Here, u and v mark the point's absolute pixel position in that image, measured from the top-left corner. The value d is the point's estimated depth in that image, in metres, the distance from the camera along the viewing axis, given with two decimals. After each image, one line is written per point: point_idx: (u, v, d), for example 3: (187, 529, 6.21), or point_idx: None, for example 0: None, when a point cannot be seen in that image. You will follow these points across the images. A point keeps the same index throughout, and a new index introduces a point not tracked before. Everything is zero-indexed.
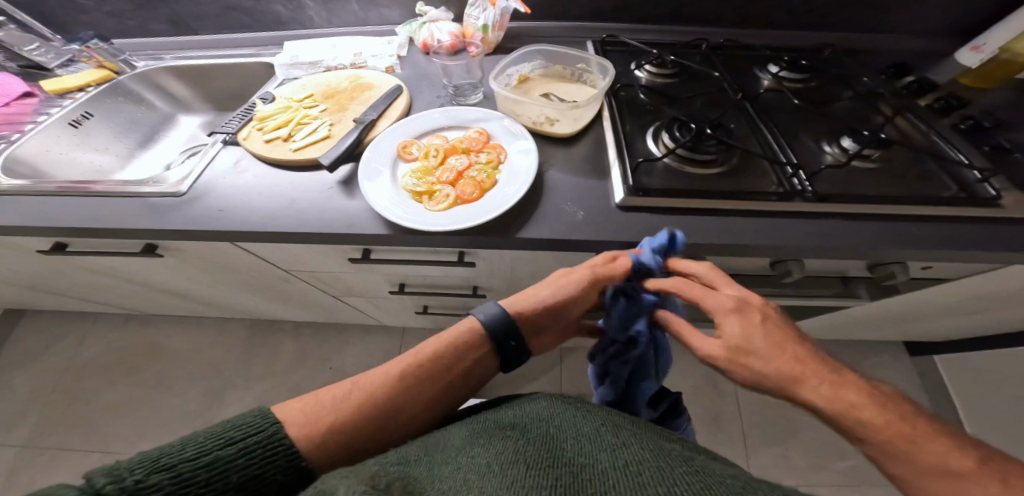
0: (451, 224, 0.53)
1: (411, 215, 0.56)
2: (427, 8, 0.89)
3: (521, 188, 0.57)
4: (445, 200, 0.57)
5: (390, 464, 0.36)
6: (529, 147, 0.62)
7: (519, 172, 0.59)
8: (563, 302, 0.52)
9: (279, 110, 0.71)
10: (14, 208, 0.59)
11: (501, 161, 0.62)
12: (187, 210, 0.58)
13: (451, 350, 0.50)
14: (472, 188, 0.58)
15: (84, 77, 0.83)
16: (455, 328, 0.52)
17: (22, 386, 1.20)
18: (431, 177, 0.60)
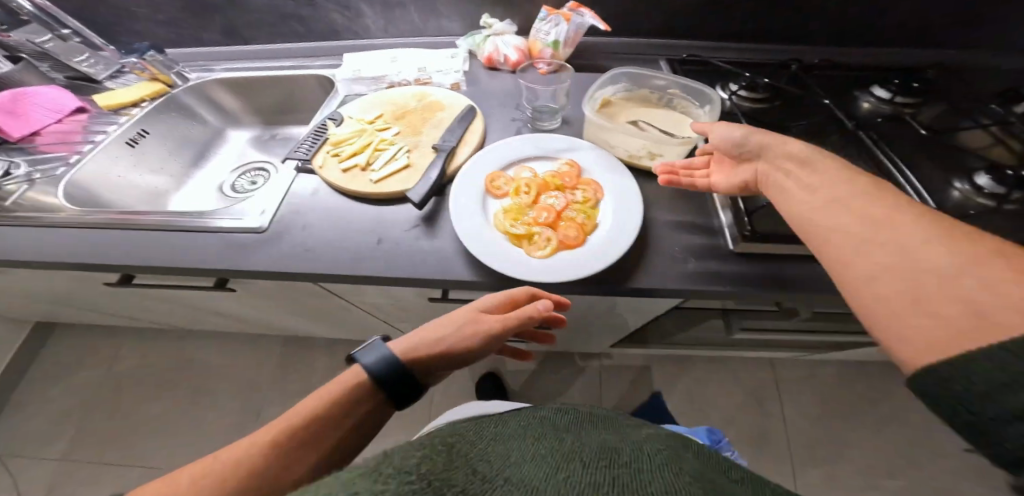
0: (562, 275, 0.50)
1: (512, 261, 0.53)
2: (491, 20, 0.83)
3: (628, 233, 0.54)
4: (548, 245, 0.54)
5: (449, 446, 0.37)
6: (630, 186, 0.59)
7: (620, 214, 0.56)
8: (458, 346, 0.47)
9: (353, 134, 0.66)
10: (89, 244, 0.57)
11: (598, 200, 0.58)
12: (272, 249, 0.55)
13: (328, 406, 0.41)
14: (575, 231, 0.55)
15: (137, 91, 0.80)
16: (331, 384, 0.43)
17: (54, 400, 1.16)
18: (527, 217, 0.57)
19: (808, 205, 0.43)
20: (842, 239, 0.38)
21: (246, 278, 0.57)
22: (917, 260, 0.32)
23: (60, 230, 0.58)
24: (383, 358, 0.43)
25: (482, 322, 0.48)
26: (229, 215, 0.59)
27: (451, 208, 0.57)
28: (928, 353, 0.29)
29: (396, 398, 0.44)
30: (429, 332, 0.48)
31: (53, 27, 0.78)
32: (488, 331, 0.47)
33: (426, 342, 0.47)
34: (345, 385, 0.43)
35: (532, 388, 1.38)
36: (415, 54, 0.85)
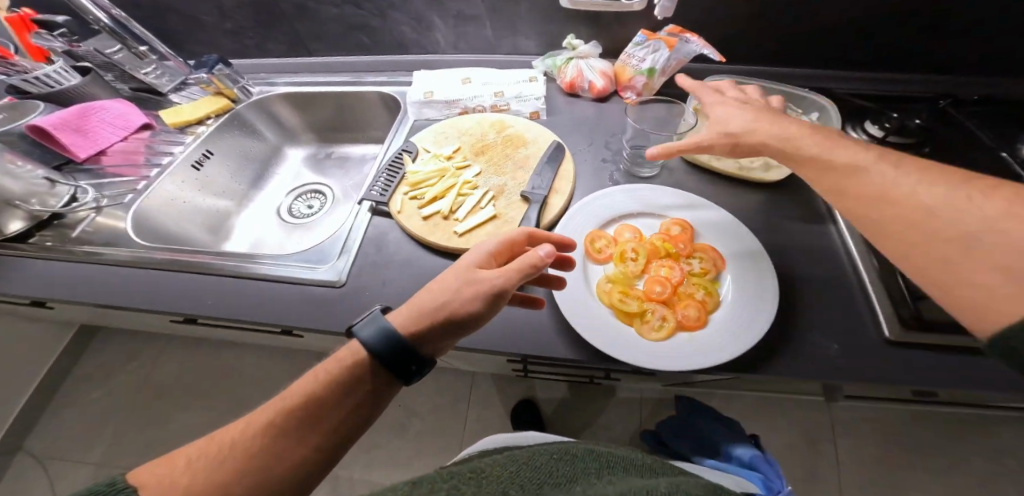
0: (688, 363, 0.44)
1: (624, 342, 0.47)
2: (575, 41, 0.74)
3: (763, 317, 0.46)
4: (664, 327, 0.48)
5: (486, 485, 0.34)
6: (760, 258, 0.51)
7: (746, 291, 0.49)
8: (460, 305, 0.37)
9: (433, 175, 0.60)
10: (160, 289, 0.53)
11: (718, 270, 0.52)
12: (352, 308, 0.50)
13: (322, 383, 0.34)
14: (695, 311, 0.49)
15: (203, 107, 0.77)
16: (328, 361, 0.36)
17: (99, 402, 1.18)
18: (636, 291, 0.51)
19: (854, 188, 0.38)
20: (907, 223, 0.34)
21: (318, 335, 0.52)
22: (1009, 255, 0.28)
23: (132, 269, 0.55)
24: (381, 328, 0.35)
25: (487, 274, 0.38)
26: (303, 264, 0.54)
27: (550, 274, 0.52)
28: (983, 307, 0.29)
29: (396, 373, 0.35)
30: (426, 295, 0.38)
31: (130, 43, 0.70)
32: (497, 283, 0.37)
33: (424, 308, 0.36)
34: (342, 364, 0.35)
35: (569, 417, 1.27)
36: (489, 75, 0.78)
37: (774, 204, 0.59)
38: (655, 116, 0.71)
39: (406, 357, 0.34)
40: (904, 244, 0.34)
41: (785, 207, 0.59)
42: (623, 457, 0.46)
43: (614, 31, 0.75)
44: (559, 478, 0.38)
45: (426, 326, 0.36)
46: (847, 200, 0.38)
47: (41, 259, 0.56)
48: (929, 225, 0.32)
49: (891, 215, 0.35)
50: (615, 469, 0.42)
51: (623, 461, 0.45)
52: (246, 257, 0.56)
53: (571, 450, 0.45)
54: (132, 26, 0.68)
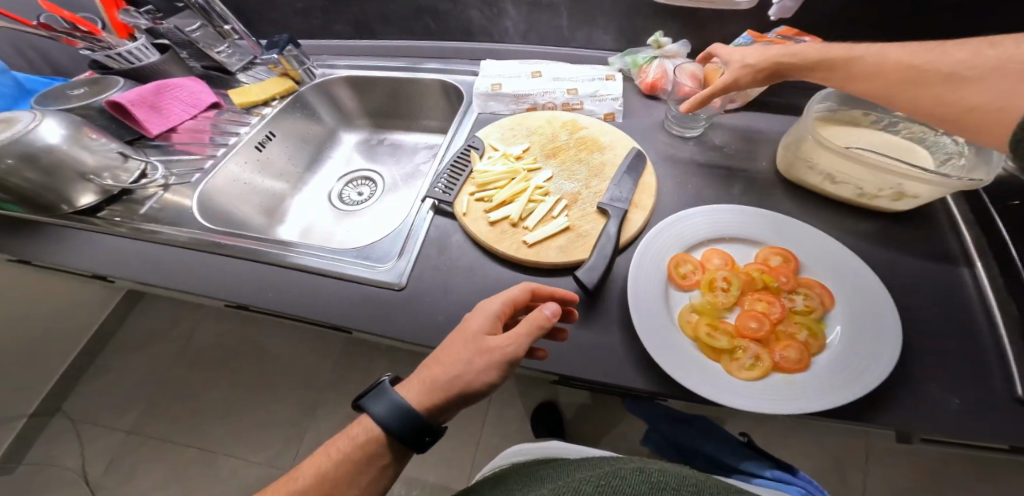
0: (792, 411, 0.38)
1: (712, 381, 0.41)
2: (663, 39, 0.68)
3: (880, 365, 0.39)
4: (757, 368, 0.42)
5: None
6: (881, 300, 0.44)
7: (864, 339, 0.42)
8: (470, 381, 0.36)
9: (503, 177, 0.56)
10: (220, 275, 0.52)
11: (824, 312, 0.45)
12: (410, 315, 0.47)
13: (331, 464, 0.36)
14: (797, 353, 0.42)
15: (269, 88, 0.75)
16: (340, 438, 0.38)
17: (143, 364, 1.24)
18: (727, 326, 0.45)
19: (901, 72, 0.41)
20: (909, 84, 0.40)
21: (372, 337, 0.49)
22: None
23: (195, 252, 0.54)
24: (390, 408, 0.36)
25: (490, 346, 0.36)
26: (360, 262, 0.51)
27: (629, 294, 0.46)
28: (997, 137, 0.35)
29: (410, 445, 0.37)
30: (435, 367, 0.37)
31: (214, 21, 0.69)
32: (498, 360, 0.36)
33: (431, 385, 0.36)
34: (353, 442, 0.38)
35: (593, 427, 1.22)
36: (561, 69, 0.72)
37: (890, 237, 0.51)
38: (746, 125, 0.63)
39: (419, 434, 0.36)
40: (917, 102, 0.40)
41: (902, 240, 0.51)
42: (694, 477, 0.33)
43: (706, 27, 0.68)
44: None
45: (440, 400, 0.36)
46: (860, 84, 0.43)
47: (112, 236, 0.56)
48: (932, 82, 0.39)
49: (900, 82, 0.41)
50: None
51: (694, 487, 0.32)
52: (303, 249, 0.54)
53: (617, 472, 0.33)
54: (217, 7, 0.67)
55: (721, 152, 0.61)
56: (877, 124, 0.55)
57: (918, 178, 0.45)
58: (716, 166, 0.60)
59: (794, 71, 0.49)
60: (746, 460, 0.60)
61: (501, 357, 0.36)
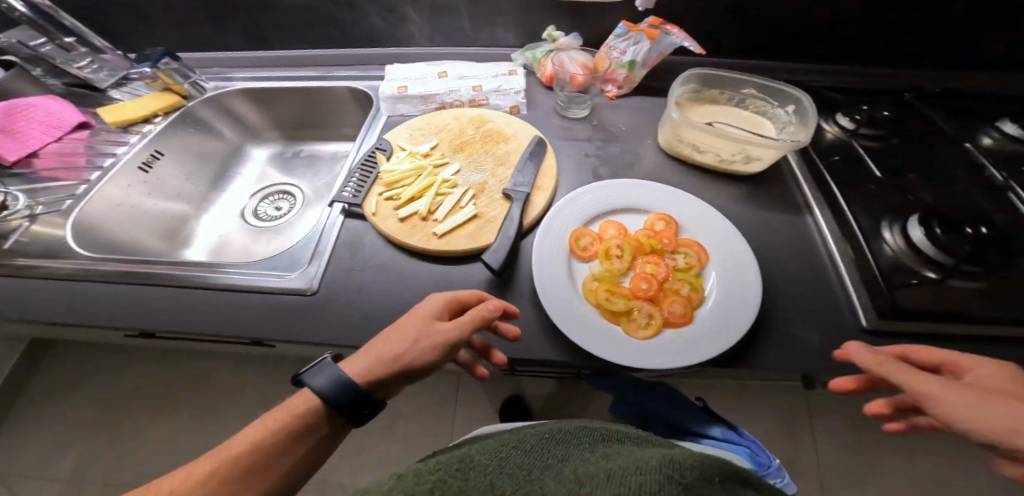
0: (677, 362, 0.43)
1: (611, 344, 0.45)
2: (557, 33, 0.73)
3: (747, 310, 0.46)
4: (649, 325, 0.47)
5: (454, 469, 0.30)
6: (742, 249, 0.51)
7: (733, 286, 0.49)
8: (418, 363, 0.37)
9: (409, 173, 0.57)
10: (113, 305, 0.49)
11: (703, 267, 0.51)
12: (326, 318, 0.47)
13: (270, 430, 0.34)
14: (682, 307, 0.48)
15: (149, 104, 0.72)
16: (276, 409, 0.36)
17: (52, 425, 1.08)
18: (623, 289, 0.50)
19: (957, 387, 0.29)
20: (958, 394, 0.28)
21: (291, 346, 0.49)
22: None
23: (74, 283, 0.50)
24: (334, 383, 0.35)
25: (440, 332, 0.38)
26: (269, 272, 0.50)
27: (534, 273, 0.50)
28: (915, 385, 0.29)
29: (350, 419, 0.36)
30: (382, 345, 0.37)
31: (51, 31, 0.67)
32: (448, 345, 0.38)
33: (373, 359, 0.36)
34: (291, 411, 0.35)
35: (555, 411, 1.25)
36: (466, 68, 0.74)
37: (754, 198, 0.59)
38: (632, 112, 0.71)
39: (362, 409, 0.35)
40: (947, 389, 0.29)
41: (762, 196, 0.59)
42: (629, 432, 0.39)
43: (592, 22, 0.74)
44: (538, 466, 0.30)
45: (387, 377, 0.36)
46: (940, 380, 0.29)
47: None
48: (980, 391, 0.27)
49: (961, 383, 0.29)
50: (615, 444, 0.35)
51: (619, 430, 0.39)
52: (204, 267, 0.51)
53: (561, 426, 0.39)
54: (53, 14, 0.66)
55: (616, 137, 0.67)
56: (732, 101, 0.66)
57: (753, 140, 0.54)
58: (612, 147, 0.66)
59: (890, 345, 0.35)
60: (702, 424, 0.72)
61: (452, 341, 0.38)
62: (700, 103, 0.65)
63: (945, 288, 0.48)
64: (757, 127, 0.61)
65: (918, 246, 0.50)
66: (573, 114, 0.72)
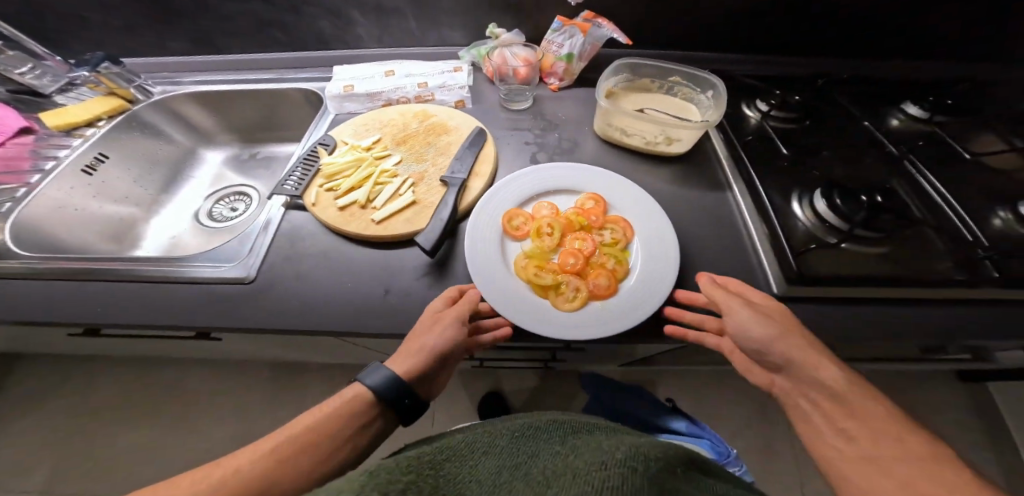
0: (594, 334, 0.46)
1: (539, 318, 0.48)
2: (498, 30, 0.76)
3: (667, 276, 0.50)
4: (576, 298, 0.49)
5: (437, 460, 0.35)
6: (662, 223, 0.55)
7: (656, 256, 0.52)
8: (445, 344, 0.43)
9: (350, 165, 0.59)
10: (52, 303, 0.49)
11: (628, 241, 0.54)
12: (265, 303, 0.48)
13: (327, 415, 0.40)
14: (606, 279, 0.50)
15: (93, 107, 0.73)
16: (333, 398, 0.42)
17: (11, 445, 1.05)
18: (552, 265, 0.53)
19: (863, 408, 0.38)
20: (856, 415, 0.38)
21: (234, 335, 0.50)
22: (892, 424, 0.37)
23: (13, 281, 0.51)
24: (384, 377, 0.42)
25: (448, 314, 0.45)
26: (210, 263, 0.52)
27: (465, 255, 0.52)
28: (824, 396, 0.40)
29: (401, 410, 0.42)
30: (410, 343, 0.44)
31: None
32: (458, 320, 0.45)
33: (411, 354, 0.43)
34: (345, 399, 0.42)
35: (531, 404, 1.27)
36: (414, 66, 0.76)
37: (681, 178, 0.63)
38: (572, 103, 0.74)
39: (407, 395, 0.42)
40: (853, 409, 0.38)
41: (688, 176, 0.63)
42: (586, 421, 0.47)
43: (530, 20, 0.78)
44: (508, 466, 0.35)
45: (427, 363, 0.43)
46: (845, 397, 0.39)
47: None
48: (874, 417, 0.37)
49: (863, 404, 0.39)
50: (577, 436, 0.42)
51: (580, 422, 0.47)
52: (144, 262, 0.52)
53: (531, 420, 0.45)
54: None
55: (556, 125, 0.71)
56: (661, 88, 0.71)
57: (668, 121, 0.58)
58: (552, 135, 0.69)
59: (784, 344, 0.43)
60: (677, 423, 0.86)
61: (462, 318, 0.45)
62: (632, 91, 0.70)
63: (843, 254, 0.52)
64: (681, 111, 0.66)
65: (822, 217, 0.54)
66: (517, 106, 0.74)
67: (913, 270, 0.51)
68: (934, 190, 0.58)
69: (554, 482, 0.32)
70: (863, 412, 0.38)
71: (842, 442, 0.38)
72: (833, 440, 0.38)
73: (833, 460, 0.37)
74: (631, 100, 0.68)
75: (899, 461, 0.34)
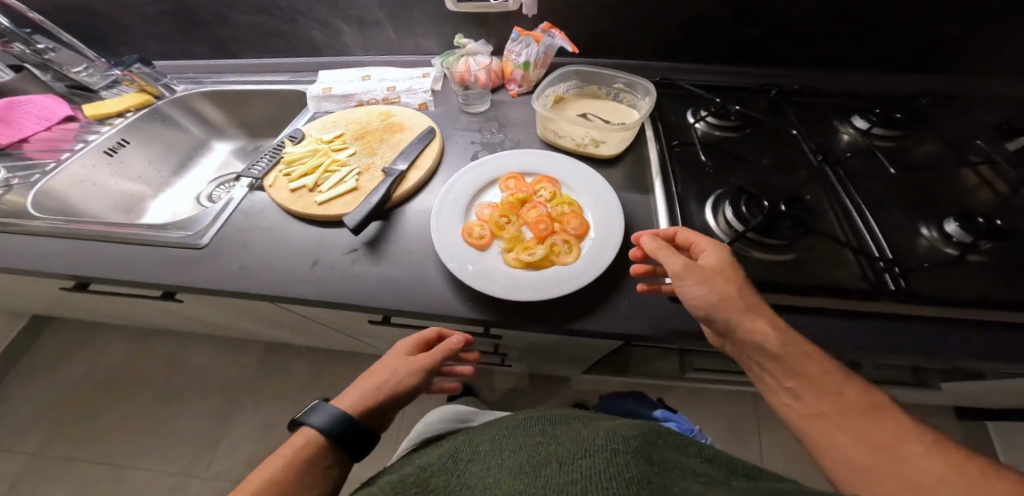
0: (568, 288, 0.50)
1: (557, 282, 0.51)
2: (465, 40, 0.80)
3: (615, 213, 0.58)
4: (570, 247, 0.55)
5: (449, 479, 0.40)
6: (602, 185, 0.62)
7: (598, 207, 0.60)
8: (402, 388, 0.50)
9: (308, 154, 0.67)
10: (53, 256, 0.60)
11: (559, 188, 0.64)
12: (211, 266, 0.57)
13: (284, 466, 0.42)
14: (577, 220, 0.58)
15: (123, 101, 0.87)
16: (284, 448, 0.44)
17: (47, 389, 1.22)
18: (532, 238, 0.57)
19: (819, 373, 0.41)
20: (814, 379, 0.41)
21: (188, 294, 0.58)
22: (831, 377, 0.41)
23: (30, 236, 0.63)
24: (336, 417, 0.45)
25: (413, 361, 0.51)
26: (178, 230, 0.61)
27: (446, 256, 0.54)
28: (799, 374, 0.41)
29: (352, 449, 0.46)
30: (372, 384, 0.50)
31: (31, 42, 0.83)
32: (420, 369, 0.50)
33: (372, 393, 0.49)
34: (297, 447, 0.44)
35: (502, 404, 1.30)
36: (387, 72, 0.85)
37: (610, 179, 0.66)
38: (525, 108, 0.80)
39: (361, 434, 0.46)
40: (813, 376, 0.41)
41: (616, 178, 0.66)
42: (560, 415, 0.52)
43: (495, 31, 0.84)
44: (507, 467, 0.40)
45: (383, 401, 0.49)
46: (805, 362, 0.42)
47: None
48: (827, 381, 0.41)
49: (818, 368, 0.42)
50: (557, 429, 0.47)
51: (559, 417, 0.52)
52: (128, 228, 0.63)
53: (516, 422, 0.51)
54: (61, 35, 0.85)
55: (505, 127, 0.76)
56: (608, 95, 0.75)
57: (596, 124, 0.62)
58: (498, 136, 0.74)
59: (746, 304, 0.43)
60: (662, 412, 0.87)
61: (427, 368, 0.51)
62: (579, 98, 0.75)
63: (744, 258, 0.53)
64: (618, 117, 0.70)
65: (730, 223, 0.56)
66: (475, 108, 0.80)
67: (816, 278, 0.51)
68: (851, 201, 0.58)
69: (541, 471, 0.36)
70: (805, 370, 0.41)
71: (794, 400, 0.41)
72: (785, 398, 0.42)
73: (791, 416, 0.42)
74: (574, 106, 0.73)
75: (845, 412, 0.39)
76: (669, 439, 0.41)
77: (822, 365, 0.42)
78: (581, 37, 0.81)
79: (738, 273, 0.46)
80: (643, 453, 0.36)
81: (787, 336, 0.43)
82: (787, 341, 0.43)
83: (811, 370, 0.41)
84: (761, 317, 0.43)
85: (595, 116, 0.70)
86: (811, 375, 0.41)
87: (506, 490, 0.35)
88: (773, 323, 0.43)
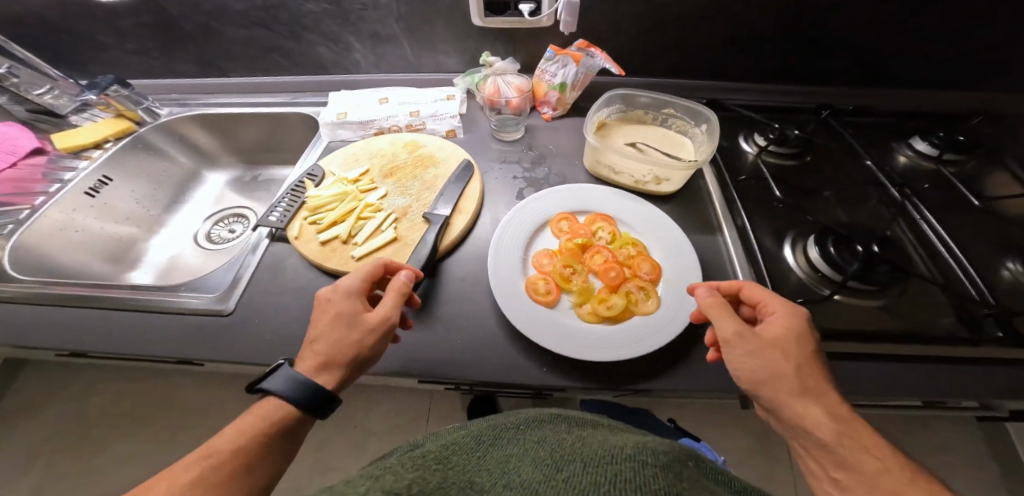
0: (657, 344, 0.46)
1: (645, 339, 0.46)
2: (491, 58, 0.73)
3: (688, 257, 0.54)
4: (648, 295, 0.51)
5: (465, 452, 0.34)
6: (667, 224, 0.57)
7: (665, 247, 0.56)
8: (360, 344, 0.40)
9: (335, 198, 0.60)
10: (39, 328, 0.51)
11: (618, 228, 0.59)
12: (237, 336, 0.49)
13: (246, 437, 0.35)
14: (648, 264, 0.53)
15: (101, 130, 0.76)
16: (247, 416, 0.37)
17: (19, 443, 1.09)
18: (605, 287, 0.52)
19: (880, 471, 0.32)
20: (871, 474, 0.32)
21: (215, 367, 0.51)
22: (893, 477, 0.32)
23: (6, 305, 0.53)
24: (292, 384, 0.37)
25: (370, 319, 0.41)
26: (194, 293, 0.53)
27: (515, 318, 0.48)
28: (849, 461, 0.33)
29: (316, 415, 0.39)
30: (321, 345, 0.39)
31: None
32: (379, 328, 0.40)
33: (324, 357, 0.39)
34: (265, 418, 0.36)
35: None
36: (407, 94, 0.77)
37: (672, 216, 0.61)
38: (564, 134, 0.74)
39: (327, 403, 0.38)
40: (870, 467, 0.32)
41: (679, 216, 0.61)
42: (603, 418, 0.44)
43: (525, 47, 0.77)
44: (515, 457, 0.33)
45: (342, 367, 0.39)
46: (864, 453, 0.33)
47: None
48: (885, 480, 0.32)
49: (884, 464, 0.33)
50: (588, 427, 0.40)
51: (598, 417, 0.44)
52: (129, 291, 0.54)
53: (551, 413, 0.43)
54: (19, 52, 0.71)
55: (547, 155, 0.70)
56: (656, 120, 0.70)
57: (659, 161, 0.57)
58: (540, 169, 0.68)
59: (802, 385, 0.36)
60: None
61: (383, 323, 0.41)
62: (625, 123, 0.70)
63: (837, 305, 0.50)
64: (673, 148, 0.65)
65: (816, 264, 0.52)
66: (509, 136, 0.73)
67: (911, 324, 0.49)
68: (934, 235, 0.55)
69: (559, 467, 0.29)
70: (863, 466, 0.33)
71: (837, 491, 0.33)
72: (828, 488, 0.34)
73: None
74: (622, 133, 0.68)
75: None
76: (702, 463, 0.34)
77: (892, 467, 0.32)
78: (620, 56, 0.75)
79: (807, 344, 0.39)
80: (674, 469, 0.29)
81: (854, 429, 0.35)
82: (845, 433, 0.34)
83: (870, 464, 0.33)
84: (821, 405, 0.36)
85: (648, 146, 0.65)
86: (867, 471, 0.32)
87: (520, 479, 0.28)
88: (837, 412, 0.35)
